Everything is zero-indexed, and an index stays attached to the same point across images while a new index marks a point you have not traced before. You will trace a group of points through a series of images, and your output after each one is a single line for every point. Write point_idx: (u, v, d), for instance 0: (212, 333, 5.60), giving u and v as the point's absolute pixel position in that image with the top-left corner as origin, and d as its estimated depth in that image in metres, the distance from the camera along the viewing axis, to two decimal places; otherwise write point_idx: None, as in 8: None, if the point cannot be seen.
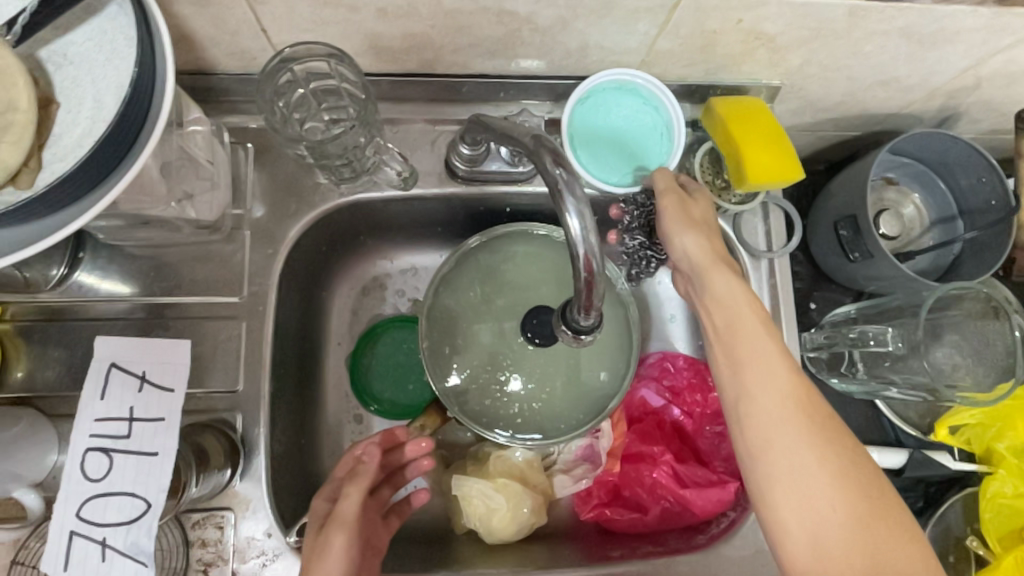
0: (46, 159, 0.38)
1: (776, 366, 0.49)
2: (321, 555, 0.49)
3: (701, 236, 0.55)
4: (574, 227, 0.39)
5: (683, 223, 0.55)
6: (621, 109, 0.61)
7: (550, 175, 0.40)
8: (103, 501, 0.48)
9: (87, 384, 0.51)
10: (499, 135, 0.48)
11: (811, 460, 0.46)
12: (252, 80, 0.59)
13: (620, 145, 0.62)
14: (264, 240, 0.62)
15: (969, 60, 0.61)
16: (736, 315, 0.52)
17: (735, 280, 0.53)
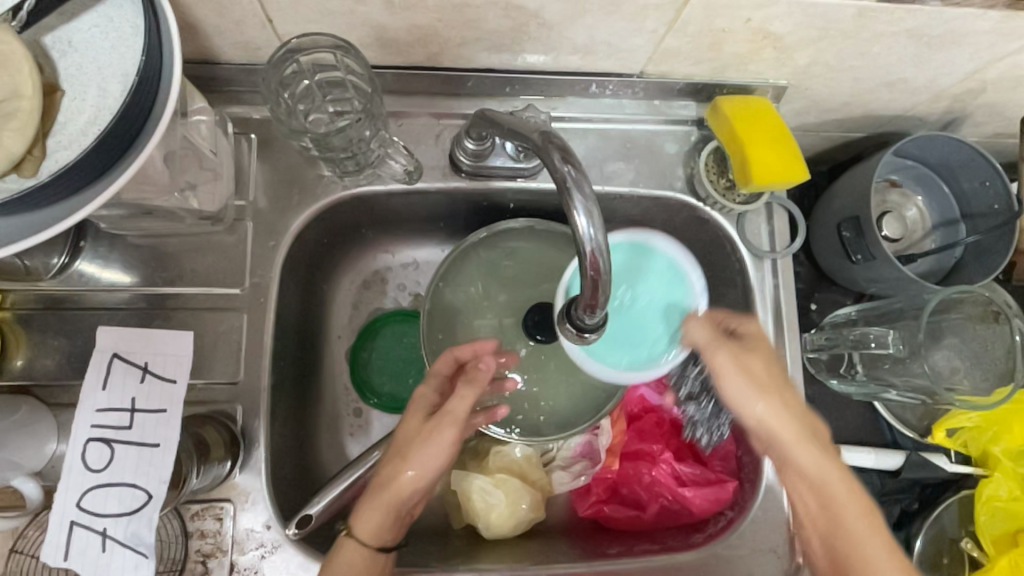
0: (50, 148, 0.38)
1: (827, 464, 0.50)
2: (428, 440, 0.53)
3: (745, 361, 0.51)
4: (582, 225, 0.39)
5: (732, 363, 0.51)
6: (648, 274, 0.54)
7: (558, 172, 0.40)
8: (103, 492, 0.48)
9: (88, 373, 0.51)
10: (505, 132, 0.48)
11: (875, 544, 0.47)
12: (256, 70, 0.59)
13: (625, 330, 0.53)
14: (267, 232, 0.62)
15: (976, 63, 0.61)
16: (779, 423, 0.50)
17: (772, 398, 0.51)
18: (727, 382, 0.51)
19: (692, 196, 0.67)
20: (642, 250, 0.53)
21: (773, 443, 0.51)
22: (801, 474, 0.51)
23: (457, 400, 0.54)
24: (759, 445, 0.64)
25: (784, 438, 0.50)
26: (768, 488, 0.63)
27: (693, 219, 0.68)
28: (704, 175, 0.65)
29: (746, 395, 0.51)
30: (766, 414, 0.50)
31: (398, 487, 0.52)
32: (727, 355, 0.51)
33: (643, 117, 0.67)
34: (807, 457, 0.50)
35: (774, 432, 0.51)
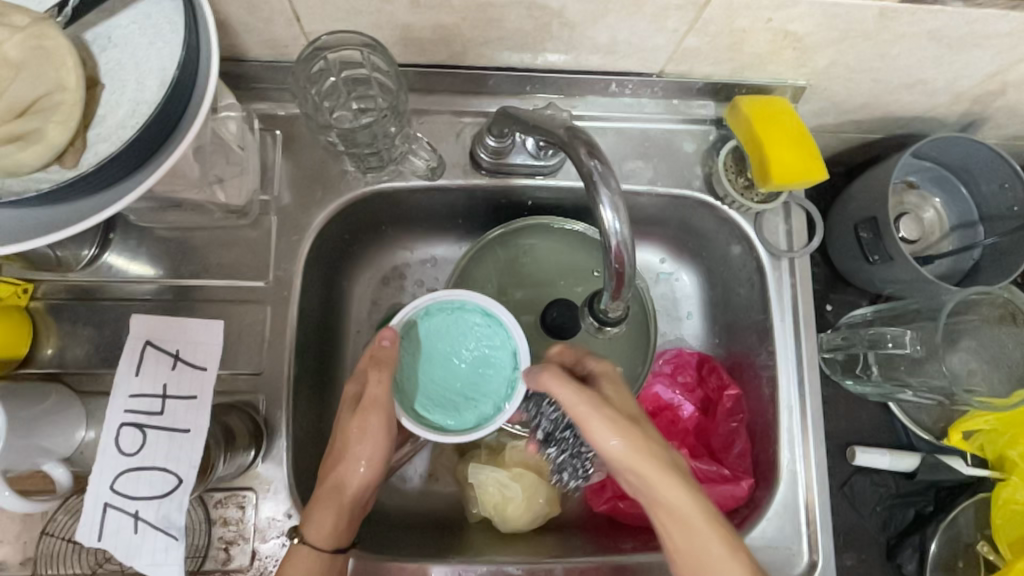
0: (90, 140, 0.39)
1: (708, 525, 0.50)
2: (363, 433, 0.55)
3: (610, 404, 0.52)
4: (609, 220, 0.40)
5: (601, 408, 0.51)
6: (461, 328, 0.58)
7: (585, 167, 0.41)
8: (136, 476, 0.49)
9: (122, 360, 0.52)
10: (531, 126, 0.49)
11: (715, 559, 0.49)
12: (283, 68, 0.60)
13: (468, 388, 0.57)
14: (290, 226, 0.63)
15: (997, 64, 0.61)
16: (652, 477, 0.51)
17: (640, 448, 0.51)
18: (591, 425, 0.51)
19: (710, 195, 0.67)
20: (456, 309, 0.58)
21: (654, 503, 0.52)
22: (676, 526, 0.51)
23: (376, 388, 0.55)
24: (774, 443, 0.65)
25: (648, 485, 0.51)
26: (783, 487, 0.63)
27: (711, 218, 0.69)
28: (723, 175, 0.65)
29: (607, 434, 0.51)
30: (622, 456, 0.51)
31: (343, 481, 0.55)
32: (586, 400, 0.51)
33: (662, 117, 0.68)
34: (668, 496, 0.50)
35: (643, 485, 0.51)
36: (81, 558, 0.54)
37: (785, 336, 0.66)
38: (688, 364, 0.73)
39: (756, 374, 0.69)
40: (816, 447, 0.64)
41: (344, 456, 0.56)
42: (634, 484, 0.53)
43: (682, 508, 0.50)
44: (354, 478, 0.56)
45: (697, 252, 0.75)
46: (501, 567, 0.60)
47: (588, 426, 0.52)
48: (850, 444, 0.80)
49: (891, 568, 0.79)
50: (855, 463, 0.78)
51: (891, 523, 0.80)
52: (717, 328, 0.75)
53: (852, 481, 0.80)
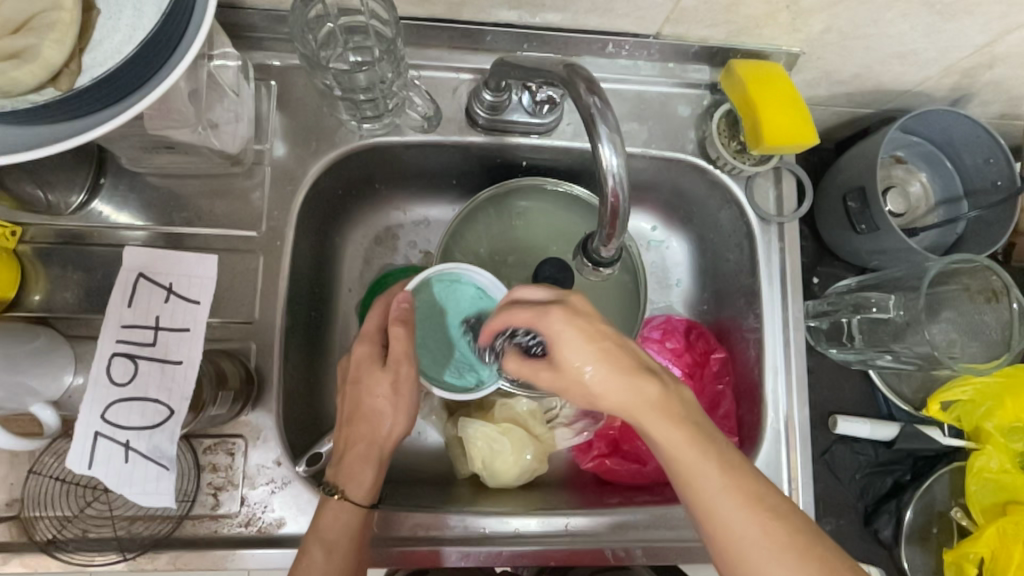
0: (86, 64, 0.39)
1: (682, 427, 0.47)
2: (394, 387, 0.56)
3: (585, 334, 0.46)
4: (607, 154, 0.40)
5: (573, 338, 0.46)
6: (462, 297, 0.60)
7: (585, 102, 0.41)
8: (127, 405, 0.50)
9: (114, 292, 0.53)
10: (527, 71, 0.49)
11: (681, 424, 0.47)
12: (279, 16, 0.59)
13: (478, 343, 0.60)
14: (284, 178, 0.63)
15: (986, 34, 0.62)
16: (629, 391, 0.47)
17: (618, 367, 0.47)
18: (561, 347, 0.46)
19: (703, 158, 0.68)
20: (453, 281, 0.60)
21: (632, 414, 0.48)
22: (661, 440, 0.47)
23: (395, 344, 0.55)
24: (759, 404, 0.66)
25: (626, 411, 0.47)
26: (767, 445, 0.64)
27: (703, 183, 0.70)
28: (716, 139, 0.66)
29: (580, 349, 0.46)
30: (600, 378, 0.46)
31: (377, 434, 0.56)
32: (558, 317, 0.46)
33: (657, 79, 0.68)
34: (645, 414, 0.47)
35: (613, 399, 0.47)
36: (70, 501, 0.55)
37: (773, 299, 0.67)
38: (676, 330, 0.74)
39: (743, 337, 0.70)
40: (801, 407, 0.65)
41: (371, 409, 0.56)
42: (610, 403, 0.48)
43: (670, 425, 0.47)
44: (388, 430, 0.56)
45: (689, 219, 0.75)
46: (489, 518, 0.61)
47: (542, 369, 0.49)
48: (832, 413, 0.81)
49: (868, 534, 0.80)
50: (836, 432, 0.80)
51: (869, 491, 0.81)
52: (706, 295, 0.76)
53: (833, 449, 0.81)
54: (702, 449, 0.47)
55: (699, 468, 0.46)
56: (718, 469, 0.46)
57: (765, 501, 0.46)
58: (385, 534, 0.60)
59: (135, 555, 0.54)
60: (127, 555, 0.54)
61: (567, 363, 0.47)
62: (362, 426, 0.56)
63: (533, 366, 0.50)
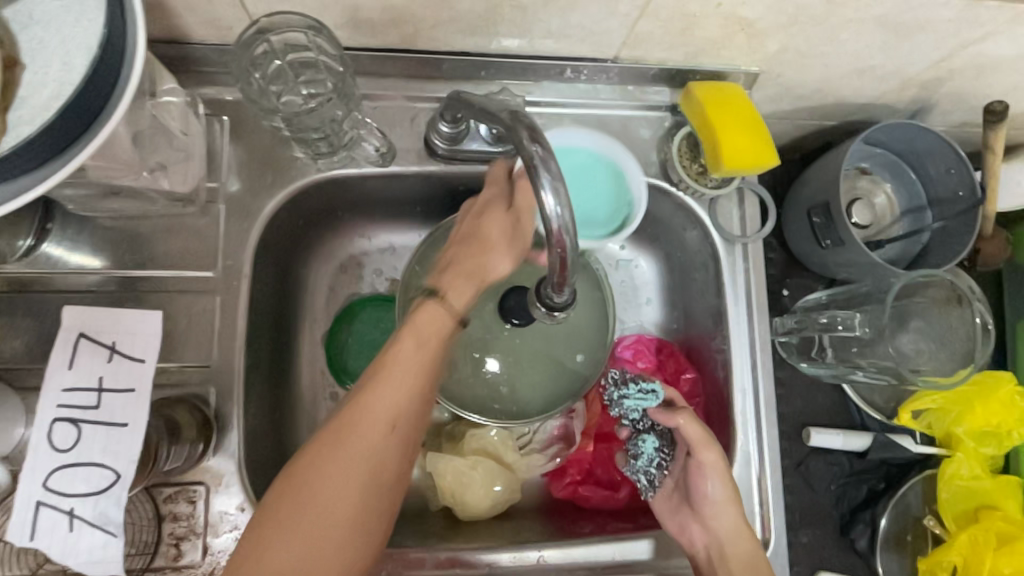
0: (10, 122, 0.37)
1: (745, 556, 0.58)
2: (483, 268, 0.54)
3: (724, 461, 0.60)
4: (549, 203, 0.39)
5: (718, 463, 0.59)
6: (585, 163, 0.64)
7: (526, 152, 0.40)
8: (70, 472, 0.49)
9: (54, 354, 0.51)
10: (477, 111, 0.48)
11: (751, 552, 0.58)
12: (227, 50, 0.58)
13: (583, 178, 0.64)
14: (240, 214, 0.62)
15: (941, 50, 0.62)
16: (723, 512, 0.59)
17: (728, 487, 0.60)
18: (701, 450, 0.59)
19: (665, 181, 0.67)
20: (593, 161, 0.64)
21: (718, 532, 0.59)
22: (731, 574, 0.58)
23: (493, 220, 0.54)
24: (730, 425, 0.65)
25: (726, 536, 0.59)
26: (737, 468, 0.64)
27: (667, 204, 0.69)
28: (677, 161, 0.66)
29: (712, 460, 0.59)
30: (721, 498, 0.59)
31: (424, 360, 0.51)
32: (698, 434, 0.59)
33: (618, 102, 0.68)
34: (738, 544, 0.59)
35: (715, 513, 0.60)
36: (21, 560, 0.53)
37: (739, 318, 0.67)
38: (647, 349, 0.74)
39: (712, 358, 0.70)
40: (770, 428, 0.65)
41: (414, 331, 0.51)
42: (715, 526, 0.60)
43: (753, 563, 0.58)
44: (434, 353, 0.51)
45: (656, 238, 0.75)
46: (458, 555, 0.60)
47: (705, 448, 0.59)
48: (806, 425, 0.82)
49: (845, 544, 0.80)
50: (810, 444, 0.80)
51: (844, 501, 0.81)
52: (676, 314, 0.76)
53: (808, 461, 0.81)
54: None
55: None
56: None
57: None
58: None
59: None
60: None
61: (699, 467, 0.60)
62: (409, 341, 0.51)
63: (700, 441, 0.59)
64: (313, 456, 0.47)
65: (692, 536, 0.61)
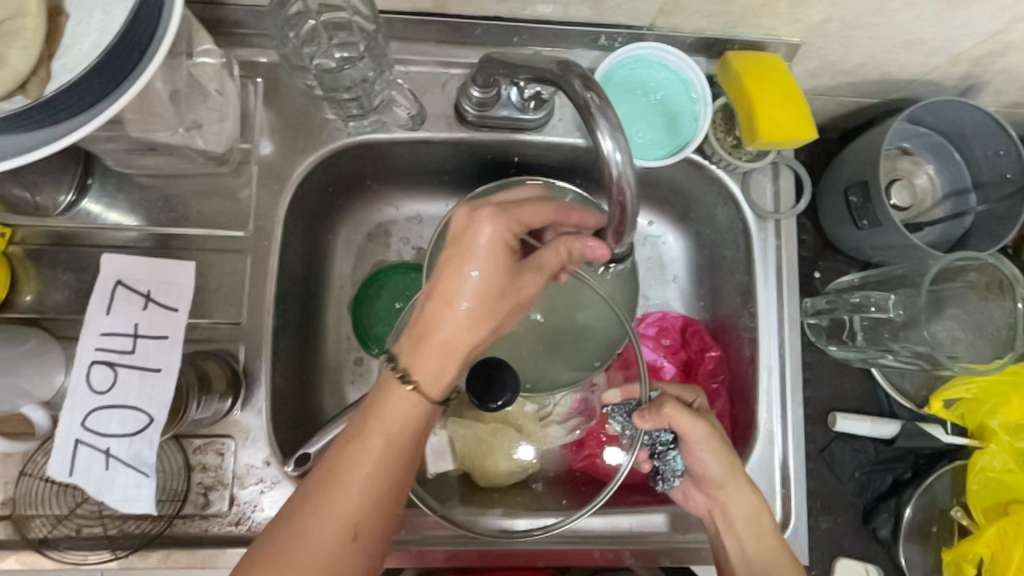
0: (55, 70, 0.37)
1: (754, 519, 0.56)
2: (469, 324, 0.47)
3: (719, 437, 0.56)
4: (609, 149, 0.43)
5: (710, 441, 0.55)
6: (638, 80, 0.62)
7: (582, 99, 0.43)
8: (107, 414, 0.51)
9: (93, 299, 0.53)
10: (518, 70, 0.50)
11: (761, 519, 0.56)
12: (263, 11, 0.58)
13: (646, 110, 0.63)
14: (271, 176, 0.62)
15: (997, 22, 0.59)
16: (726, 489, 0.56)
17: (727, 461, 0.56)
18: (694, 438, 0.55)
19: (698, 155, 0.66)
20: (637, 81, 0.62)
21: (723, 503, 0.56)
22: (743, 538, 0.56)
23: (452, 279, 0.46)
24: (753, 403, 0.65)
25: (734, 506, 0.56)
26: (760, 447, 0.64)
27: (698, 178, 0.68)
28: (711, 134, 0.64)
29: (710, 446, 0.56)
30: (725, 472, 0.55)
31: (314, 555, 0.44)
32: (686, 420, 0.55)
33: None
34: (744, 512, 0.56)
35: (716, 485, 0.56)
36: (61, 500, 0.55)
37: (768, 295, 0.66)
38: (672, 327, 0.73)
39: (738, 336, 0.69)
40: (795, 408, 0.64)
41: (483, 287, 0.46)
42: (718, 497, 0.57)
43: (761, 529, 0.55)
44: (376, 474, 0.45)
45: (686, 213, 0.74)
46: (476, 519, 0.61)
47: (695, 429, 0.55)
48: (832, 410, 0.80)
49: (866, 532, 0.79)
50: (835, 429, 0.78)
51: (868, 489, 0.79)
52: (703, 292, 0.74)
53: (833, 447, 0.79)
54: (762, 537, 0.55)
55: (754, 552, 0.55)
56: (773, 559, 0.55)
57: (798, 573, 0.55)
58: None
59: (127, 553, 0.55)
60: (118, 553, 0.55)
61: (695, 455, 0.56)
62: (351, 447, 0.45)
63: (688, 424, 0.55)
64: (290, 515, 0.45)
65: (696, 503, 0.59)
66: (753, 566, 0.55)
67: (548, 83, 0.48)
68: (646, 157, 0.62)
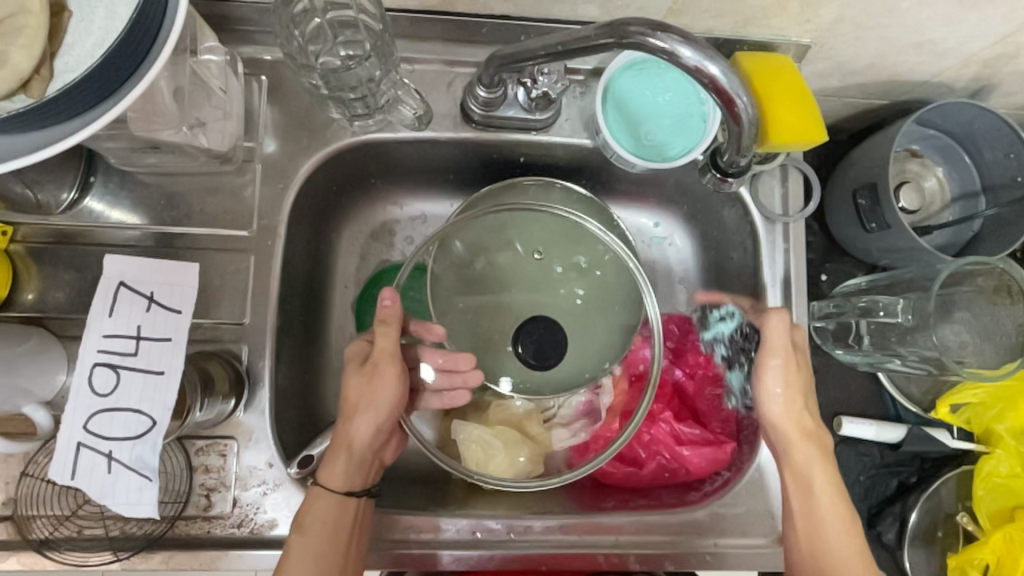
0: (58, 69, 0.37)
1: (824, 459, 0.60)
2: (345, 450, 0.57)
3: (790, 368, 0.61)
4: (716, 72, 0.45)
5: (781, 365, 0.61)
6: (646, 81, 0.61)
7: (655, 43, 0.44)
8: (109, 416, 0.51)
9: (96, 300, 0.53)
10: (546, 54, 0.49)
11: (826, 462, 0.59)
12: (268, 8, 0.58)
13: (654, 109, 0.61)
14: (275, 174, 0.62)
15: (1010, 23, 0.58)
16: (797, 424, 0.60)
17: (794, 393, 0.61)
18: (766, 365, 0.61)
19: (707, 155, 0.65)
20: (644, 81, 0.61)
21: (793, 443, 0.60)
22: (812, 477, 0.59)
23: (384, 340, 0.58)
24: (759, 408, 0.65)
25: (803, 445, 0.60)
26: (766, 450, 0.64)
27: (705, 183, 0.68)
28: None
29: (777, 373, 0.61)
30: (784, 398, 0.61)
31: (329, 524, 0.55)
32: (771, 349, 0.61)
33: None
34: (811, 455, 0.59)
35: (783, 423, 0.61)
36: (62, 501, 0.55)
37: (776, 299, 0.65)
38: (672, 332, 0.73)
39: (745, 339, 0.68)
40: (802, 411, 0.63)
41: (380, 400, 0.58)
42: (776, 433, 0.61)
43: (826, 469, 0.60)
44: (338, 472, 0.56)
45: (692, 214, 0.73)
46: (480, 521, 0.61)
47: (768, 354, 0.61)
48: (837, 413, 0.79)
49: (870, 536, 0.78)
50: (840, 433, 0.77)
51: (872, 493, 0.79)
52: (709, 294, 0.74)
53: (838, 451, 0.79)
54: (831, 476, 0.59)
55: (820, 488, 0.59)
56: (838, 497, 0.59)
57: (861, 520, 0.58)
58: (376, 537, 0.60)
59: (128, 555, 0.54)
60: (120, 555, 0.54)
61: (766, 380, 0.61)
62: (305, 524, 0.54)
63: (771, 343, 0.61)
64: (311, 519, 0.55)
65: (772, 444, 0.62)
66: (817, 501, 0.59)
67: (585, 52, 0.48)
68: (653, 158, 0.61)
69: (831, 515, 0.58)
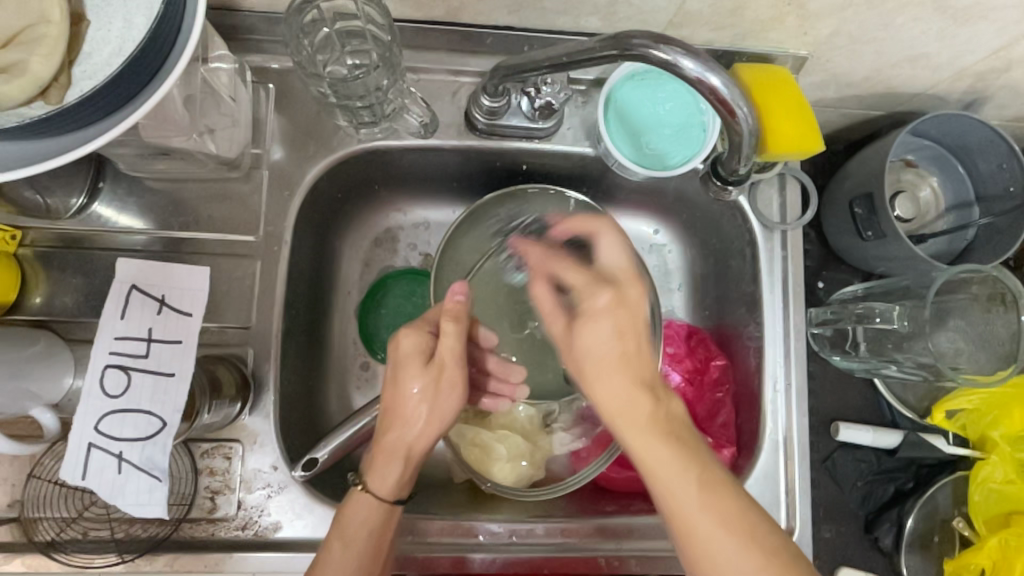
0: (76, 77, 0.38)
1: (666, 444, 0.49)
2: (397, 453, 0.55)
3: (611, 320, 0.53)
4: (717, 83, 0.46)
5: (592, 321, 0.53)
6: (646, 91, 0.62)
7: (659, 55, 0.45)
8: (120, 417, 0.51)
9: (108, 304, 0.54)
10: (552, 65, 0.50)
11: (662, 445, 0.49)
12: (278, 18, 0.59)
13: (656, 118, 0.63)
14: (281, 181, 0.63)
15: (1002, 38, 0.60)
16: (626, 396, 0.51)
17: (625, 365, 0.52)
18: (587, 323, 0.53)
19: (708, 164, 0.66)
20: (644, 90, 0.62)
21: (620, 418, 0.51)
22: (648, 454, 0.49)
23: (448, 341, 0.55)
24: (758, 413, 0.66)
25: (623, 413, 0.51)
26: (764, 455, 0.64)
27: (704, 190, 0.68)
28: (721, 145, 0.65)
29: (601, 332, 0.53)
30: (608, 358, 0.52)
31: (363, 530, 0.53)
32: (594, 297, 0.54)
33: None
34: (660, 445, 0.49)
35: (612, 398, 0.52)
36: (69, 502, 0.55)
37: (774, 305, 0.66)
38: (678, 336, 0.73)
39: (744, 346, 0.69)
40: (801, 415, 0.64)
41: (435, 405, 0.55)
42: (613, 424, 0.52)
43: (670, 455, 0.48)
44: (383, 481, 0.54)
45: (691, 223, 0.74)
46: (483, 525, 0.61)
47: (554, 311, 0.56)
48: (835, 419, 0.80)
49: (868, 541, 0.79)
50: (838, 438, 0.78)
51: (870, 499, 0.80)
52: (708, 301, 0.75)
53: (835, 456, 0.80)
54: (683, 464, 0.48)
55: (672, 482, 0.48)
56: (693, 491, 0.47)
57: (748, 530, 0.46)
58: None
59: (133, 557, 0.55)
60: (125, 556, 0.55)
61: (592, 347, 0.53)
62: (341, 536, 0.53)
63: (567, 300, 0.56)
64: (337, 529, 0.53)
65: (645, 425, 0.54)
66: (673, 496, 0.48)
67: (589, 63, 0.49)
68: (654, 167, 0.62)
69: (693, 516, 0.47)
